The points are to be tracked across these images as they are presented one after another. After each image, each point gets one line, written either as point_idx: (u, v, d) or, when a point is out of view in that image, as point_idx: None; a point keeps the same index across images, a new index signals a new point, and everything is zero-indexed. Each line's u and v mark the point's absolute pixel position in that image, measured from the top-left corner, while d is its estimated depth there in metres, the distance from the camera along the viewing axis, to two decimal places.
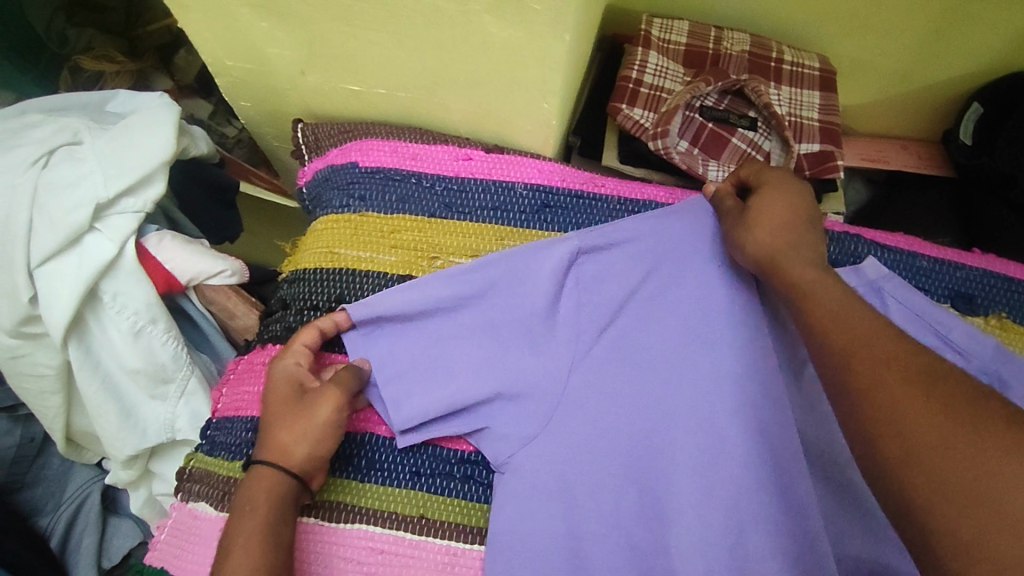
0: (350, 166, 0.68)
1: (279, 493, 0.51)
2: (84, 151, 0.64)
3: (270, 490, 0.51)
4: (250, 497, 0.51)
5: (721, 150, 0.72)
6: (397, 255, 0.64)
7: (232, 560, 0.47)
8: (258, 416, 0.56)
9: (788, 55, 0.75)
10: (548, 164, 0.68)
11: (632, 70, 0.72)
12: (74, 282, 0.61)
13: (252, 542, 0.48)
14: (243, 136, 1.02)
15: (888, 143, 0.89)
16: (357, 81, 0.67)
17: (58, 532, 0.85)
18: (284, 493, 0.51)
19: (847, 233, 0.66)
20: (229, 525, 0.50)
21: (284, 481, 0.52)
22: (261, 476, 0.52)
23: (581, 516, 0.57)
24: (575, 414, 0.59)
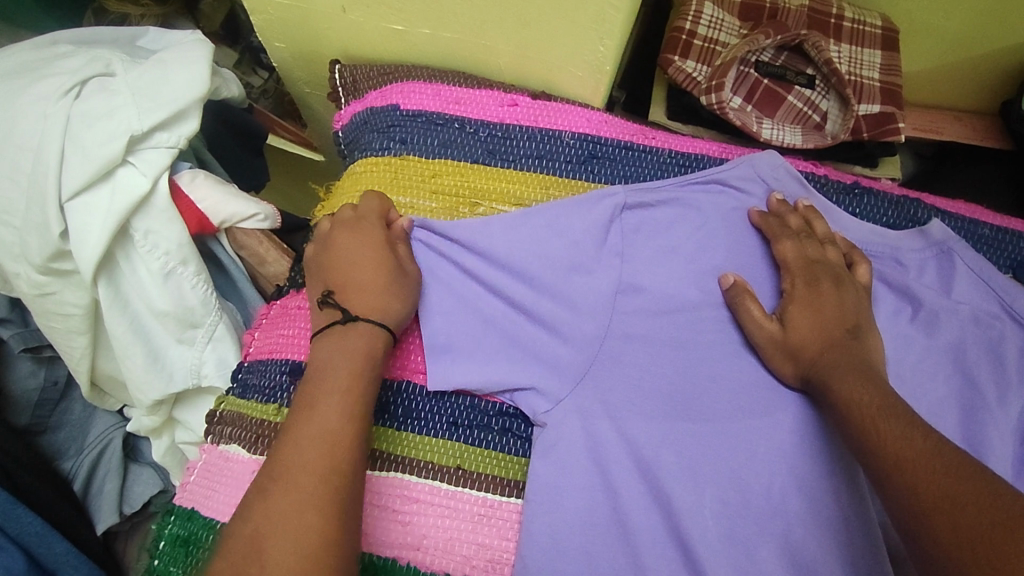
0: (391, 109, 0.66)
1: (351, 344, 0.50)
2: (118, 83, 0.62)
3: (346, 342, 0.50)
4: (336, 352, 0.49)
5: (775, 108, 0.69)
6: (437, 201, 0.62)
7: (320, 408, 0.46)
8: (362, 277, 0.54)
9: (849, 12, 0.71)
10: (596, 113, 0.66)
11: (686, 21, 0.69)
12: (106, 217, 0.59)
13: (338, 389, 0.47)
14: (269, 86, 1.01)
15: (942, 114, 0.86)
16: (401, 21, 0.65)
17: (81, 476, 0.84)
18: (367, 350, 0.50)
19: (907, 197, 0.64)
20: (310, 389, 0.47)
21: (378, 334, 0.51)
22: (360, 330, 0.51)
23: (616, 473, 0.54)
24: (620, 375, 0.56)
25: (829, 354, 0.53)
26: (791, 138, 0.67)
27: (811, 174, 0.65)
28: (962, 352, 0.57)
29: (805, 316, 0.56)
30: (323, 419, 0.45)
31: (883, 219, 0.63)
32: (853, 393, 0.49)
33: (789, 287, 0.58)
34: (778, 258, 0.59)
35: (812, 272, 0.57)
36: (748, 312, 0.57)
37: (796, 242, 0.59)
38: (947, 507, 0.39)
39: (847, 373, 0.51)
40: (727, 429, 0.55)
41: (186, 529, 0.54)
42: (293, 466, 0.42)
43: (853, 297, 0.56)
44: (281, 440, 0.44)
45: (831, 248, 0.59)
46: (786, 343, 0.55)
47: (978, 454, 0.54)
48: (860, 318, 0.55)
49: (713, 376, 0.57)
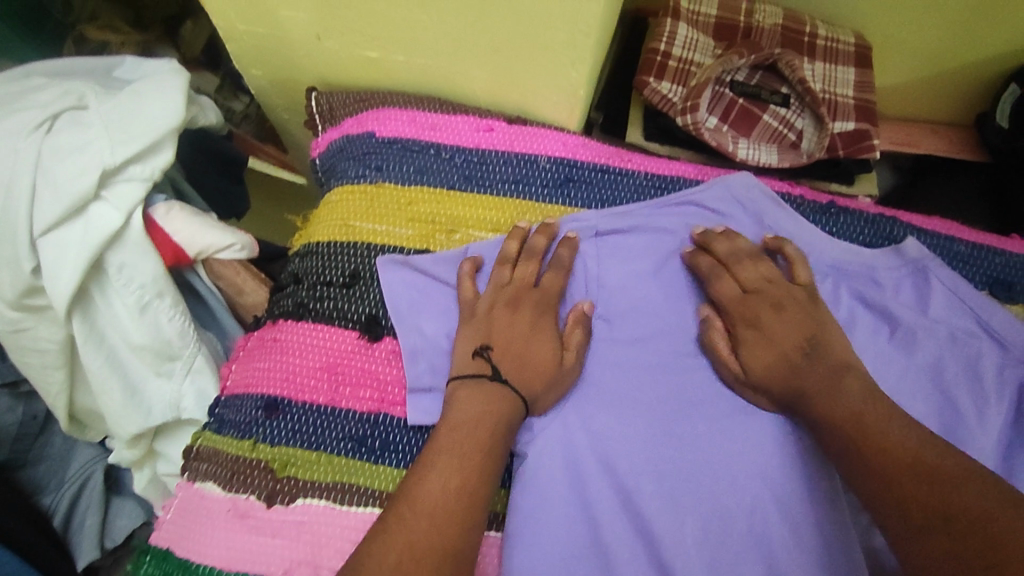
0: (367, 137, 0.65)
1: (486, 400, 0.51)
2: (90, 116, 0.62)
3: (481, 400, 0.51)
4: (472, 407, 0.51)
5: (751, 127, 0.69)
6: (413, 229, 0.62)
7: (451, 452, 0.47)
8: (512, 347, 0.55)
9: (822, 29, 0.72)
10: (572, 136, 0.66)
11: (660, 42, 0.70)
12: (78, 253, 0.59)
13: (474, 440, 0.48)
14: (250, 111, 1.00)
15: (919, 126, 0.86)
16: (375, 48, 0.64)
17: (61, 511, 0.83)
18: (500, 410, 0.51)
19: (883, 215, 0.64)
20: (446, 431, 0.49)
21: (516, 402, 0.52)
22: (496, 395, 0.51)
23: (597, 501, 0.53)
24: (599, 402, 0.56)
25: (791, 383, 0.53)
26: (767, 157, 0.67)
27: (786, 194, 0.65)
28: (940, 371, 0.57)
29: (761, 354, 0.55)
30: (455, 462, 0.47)
31: (859, 239, 0.63)
32: (834, 407, 0.50)
33: (735, 333, 0.58)
34: (714, 297, 0.59)
35: (749, 307, 0.57)
36: (717, 346, 0.57)
37: (730, 277, 0.59)
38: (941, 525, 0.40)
39: (826, 390, 0.51)
40: (708, 453, 0.55)
41: (161, 570, 0.53)
42: (418, 504, 0.44)
43: (800, 316, 0.56)
44: (414, 477, 0.46)
45: (767, 270, 0.59)
46: (752, 381, 0.55)
47: None
48: (812, 329, 0.55)
49: (694, 401, 0.57)
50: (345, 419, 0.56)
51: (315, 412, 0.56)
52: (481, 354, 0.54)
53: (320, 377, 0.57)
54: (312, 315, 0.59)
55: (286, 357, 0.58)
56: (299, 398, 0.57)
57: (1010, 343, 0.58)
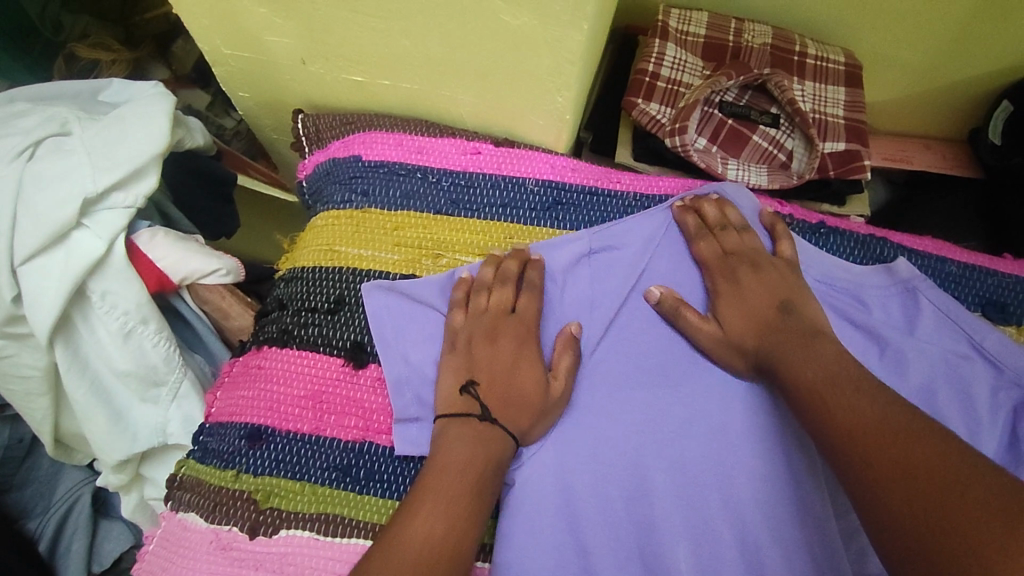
0: (352, 160, 0.65)
1: (477, 437, 0.51)
2: (73, 142, 0.61)
3: (471, 437, 0.50)
4: (464, 447, 0.50)
5: (741, 148, 0.69)
6: (399, 254, 0.62)
7: (437, 493, 0.47)
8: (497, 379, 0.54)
9: (811, 49, 0.72)
10: (560, 158, 0.65)
11: (648, 63, 0.69)
12: (59, 281, 0.58)
13: (462, 481, 0.48)
14: (241, 128, 1.00)
15: (911, 142, 0.86)
16: (360, 71, 0.64)
17: (47, 536, 0.81)
18: (489, 446, 0.50)
19: (873, 236, 0.63)
20: (435, 468, 0.49)
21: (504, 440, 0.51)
22: (488, 434, 0.51)
23: (586, 526, 0.52)
24: (586, 431, 0.55)
25: (768, 338, 0.54)
26: (757, 178, 0.67)
27: (776, 214, 0.64)
28: (934, 394, 0.56)
29: (736, 310, 0.56)
30: (442, 501, 0.46)
31: (849, 259, 0.62)
32: (802, 372, 0.49)
33: (712, 285, 0.59)
34: (697, 258, 0.60)
35: (728, 265, 0.58)
36: (687, 320, 0.57)
37: (711, 241, 0.60)
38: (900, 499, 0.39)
39: (796, 351, 0.51)
40: (699, 479, 0.54)
41: None
42: (404, 543, 0.43)
43: (775, 275, 0.57)
44: (401, 517, 0.45)
45: (749, 234, 0.60)
46: (729, 340, 0.55)
47: None
48: (789, 293, 0.56)
49: (684, 424, 0.55)
50: (329, 448, 0.55)
51: (299, 441, 0.55)
52: (467, 390, 0.54)
53: (305, 405, 0.56)
54: (297, 342, 0.59)
55: (270, 384, 0.58)
56: (283, 427, 0.56)
57: (1004, 366, 0.56)
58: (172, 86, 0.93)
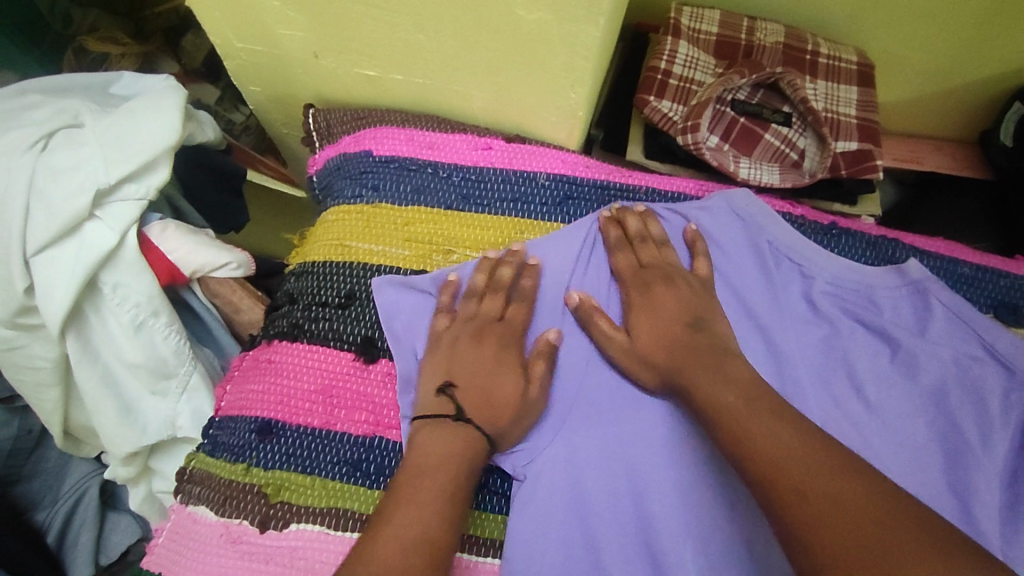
0: (363, 155, 0.65)
1: (446, 443, 0.50)
2: (86, 134, 0.61)
3: (440, 445, 0.50)
4: (438, 451, 0.50)
5: (753, 146, 0.69)
6: (410, 249, 0.62)
7: (404, 509, 0.45)
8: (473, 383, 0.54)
9: (823, 48, 0.71)
10: (572, 154, 0.65)
11: (660, 60, 0.69)
12: (72, 273, 0.58)
13: (434, 492, 0.47)
14: (251, 122, 1.00)
15: (921, 143, 0.85)
16: (373, 66, 0.64)
17: (55, 527, 0.82)
18: (457, 452, 0.50)
19: (885, 237, 0.63)
20: (404, 482, 0.48)
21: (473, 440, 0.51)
22: (454, 435, 0.51)
23: (597, 524, 0.52)
24: (594, 430, 0.55)
25: (678, 355, 0.53)
26: (769, 177, 0.66)
27: (788, 215, 0.64)
28: (944, 396, 0.56)
29: (645, 323, 0.56)
30: (412, 512, 0.45)
31: (860, 260, 0.61)
32: (717, 395, 0.49)
33: (626, 297, 0.58)
34: (614, 270, 0.60)
35: (642, 278, 0.58)
36: (598, 328, 0.57)
37: (630, 253, 0.60)
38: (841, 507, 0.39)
39: (706, 371, 0.51)
40: (710, 480, 0.53)
41: None
42: (386, 548, 0.43)
43: (687, 292, 0.57)
44: (376, 525, 0.45)
45: (667, 249, 0.60)
46: (637, 353, 0.55)
47: (963, 500, 0.52)
48: (699, 309, 0.56)
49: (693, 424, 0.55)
50: (339, 442, 0.55)
51: (309, 435, 0.55)
52: (444, 391, 0.53)
53: (315, 399, 0.57)
54: (308, 336, 0.59)
55: (280, 378, 0.58)
56: (293, 421, 0.56)
57: (1017, 368, 0.56)
58: (182, 79, 0.93)
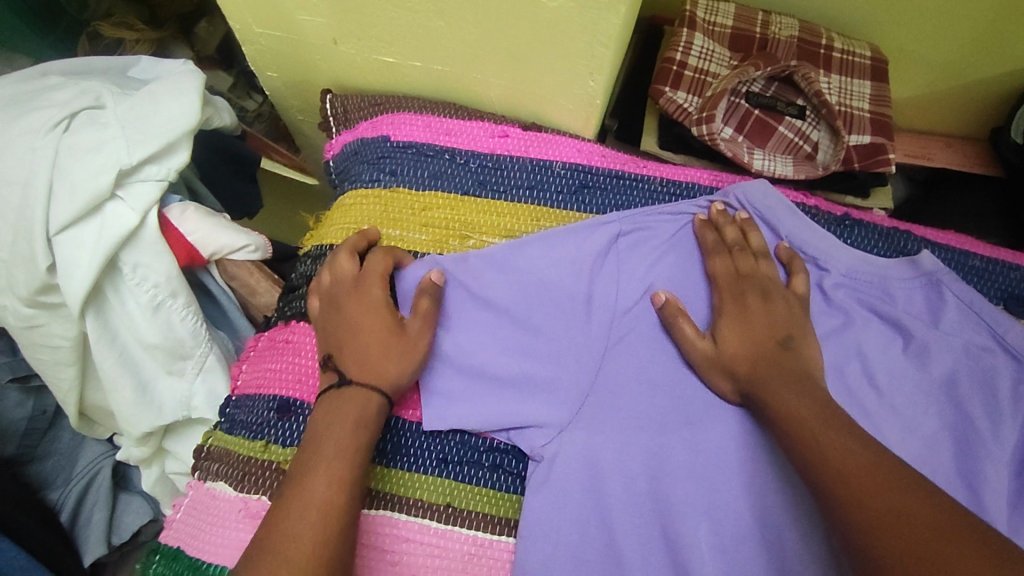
0: (381, 141, 0.66)
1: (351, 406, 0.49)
2: (107, 115, 0.62)
3: (345, 409, 0.49)
4: (339, 420, 0.48)
5: (766, 138, 0.70)
6: (427, 234, 0.62)
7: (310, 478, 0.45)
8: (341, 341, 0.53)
9: (837, 42, 0.72)
10: (587, 144, 0.66)
11: (676, 52, 0.70)
12: (94, 251, 0.59)
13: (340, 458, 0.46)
14: (263, 110, 1.02)
15: (932, 139, 0.86)
16: (391, 53, 0.65)
17: (69, 505, 0.83)
18: (370, 418, 0.49)
19: (897, 229, 0.63)
20: (306, 453, 0.47)
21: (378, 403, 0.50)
22: (350, 399, 0.49)
23: (614, 505, 0.52)
24: (610, 415, 0.55)
25: (762, 369, 0.53)
26: (782, 169, 0.67)
27: (802, 205, 0.64)
28: (955, 385, 0.57)
29: (736, 331, 0.55)
30: (319, 480, 0.44)
31: (874, 251, 0.62)
32: (792, 404, 0.49)
33: (718, 303, 0.58)
34: (710, 274, 0.59)
35: (739, 287, 0.57)
36: (681, 330, 0.56)
37: (728, 260, 0.59)
38: (892, 520, 0.38)
39: (786, 385, 0.51)
40: (721, 462, 0.54)
41: (171, 569, 0.53)
42: (291, 538, 0.42)
43: (782, 309, 0.56)
44: (280, 513, 0.43)
45: (764, 260, 0.58)
46: (722, 361, 0.55)
47: (972, 488, 0.53)
48: (792, 327, 0.55)
49: (707, 408, 0.56)
50: None
51: None
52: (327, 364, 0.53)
53: None
54: None
55: (299, 358, 0.59)
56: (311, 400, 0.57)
57: None
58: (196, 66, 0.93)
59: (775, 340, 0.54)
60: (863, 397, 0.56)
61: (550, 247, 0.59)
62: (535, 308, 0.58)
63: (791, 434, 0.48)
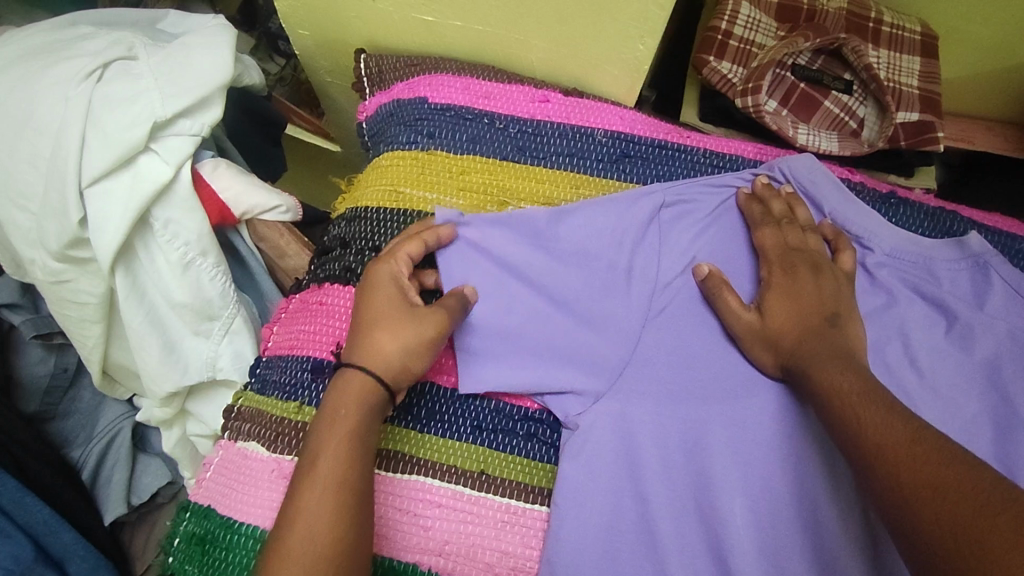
0: (419, 102, 0.64)
1: (344, 389, 0.47)
2: (141, 67, 0.61)
3: (351, 394, 0.47)
4: (342, 401, 0.47)
5: (812, 113, 0.68)
6: (464, 199, 0.61)
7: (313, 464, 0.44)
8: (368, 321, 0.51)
9: (887, 16, 0.70)
10: (629, 112, 0.64)
11: (722, 21, 0.68)
12: (126, 206, 0.58)
13: (340, 442, 0.45)
14: (285, 74, 0.99)
15: (973, 122, 0.83)
16: (432, 12, 0.63)
17: (89, 465, 0.82)
18: (369, 401, 0.47)
19: (944, 209, 0.62)
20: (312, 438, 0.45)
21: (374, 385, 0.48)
22: (352, 378, 0.48)
23: (647, 476, 0.52)
24: (646, 388, 0.55)
25: (809, 342, 0.52)
26: (827, 144, 0.65)
27: (847, 180, 0.63)
28: (998, 369, 0.56)
29: (783, 303, 0.55)
30: (325, 466, 0.43)
31: (919, 231, 0.61)
32: (833, 380, 0.48)
33: (767, 275, 0.57)
34: (757, 245, 0.58)
35: (788, 259, 0.56)
36: (726, 302, 0.56)
37: (777, 231, 0.58)
38: (933, 494, 0.38)
39: (826, 359, 0.50)
40: (758, 436, 0.53)
41: (202, 526, 0.53)
42: (304, 528, 0.41)
43: (832, 284, 0.55)
44: (291, 503, 0.42)
45: (812, 235, 0.58)
46: (765, 333, 0.54)
47: (1011, 473, 0.53)
48: (839, 304, 0.54)
49: (746, 384, 0.55)
50: None
51: None
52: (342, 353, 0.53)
53: None
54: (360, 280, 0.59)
55: (332, 320, 0.58)
56: None
57: None
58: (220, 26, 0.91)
59: (821, 312, 0.53)
60: (905, 378, 0.55)
61: (589, 221, 0.58)
62: (575, 278, 0.58)
63: (832, 410, 0.47)
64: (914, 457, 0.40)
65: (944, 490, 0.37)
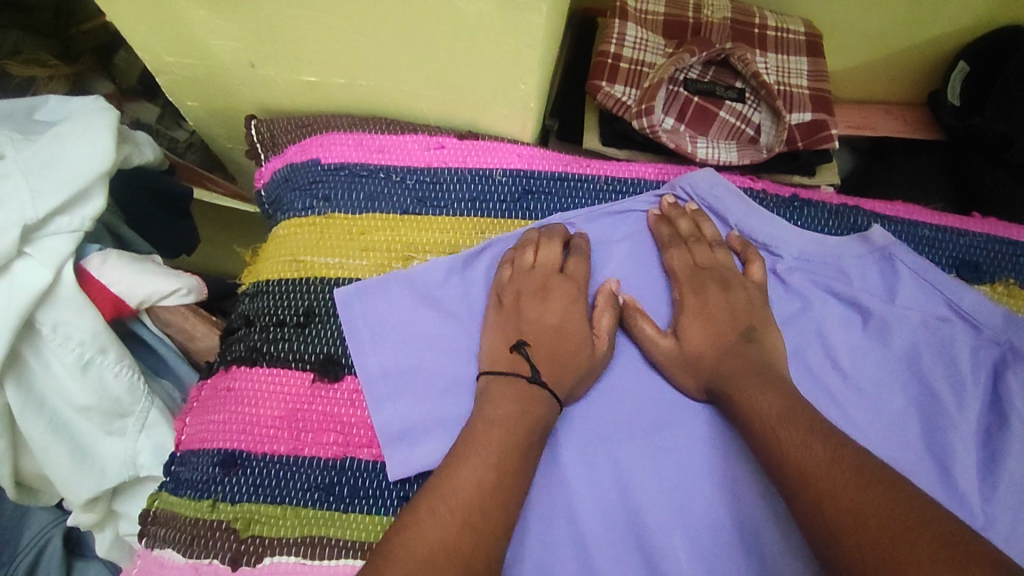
0: (311, 164, 0.62)
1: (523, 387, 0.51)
2: (6, 166, 0.57)
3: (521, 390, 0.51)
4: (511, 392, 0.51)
5: (708, 126, 0.68)
6: (368, 259, 0.59)
7: (486, 433, 0.47)
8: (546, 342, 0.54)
9: (771, 20, 0.71)
10: (527, 147, 0.63)
11: (610, 44, 0.68)
12: (5, 316, 0.54)
13: (513, 426, 0.48)
14: (194, 140, 0.92)
15: (873, 109, 0.85)
16: (313, 71, 0.61)
17: None
18: (536, 397, 0.50)
19: (846, 205, 0.62)
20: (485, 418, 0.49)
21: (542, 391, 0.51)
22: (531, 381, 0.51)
23: (585, 523, 0.50)
24: (574, 434, 0.53)
25: (726, 363, 0.52)
26: (726, 155, 0.66)
27: (749, 189, 0.63)
28: (916, 358, 0.56)
29: (697, 326, 0.54)
30: (495, 443, 0.47)
31: (825, 231, 0.61)
32: (757, 403, 0.47)
33: (678, 297, 0.57)
34: (667, 268, 0.58)
35: (697, 279, 0.56)
36: (642, 331, 0.55)
37: (684, 251, 0.58)
38: (850, 522, 0.37)
39: (746, 381, 0.49)
40: (691, 464, 0.52)
41: None
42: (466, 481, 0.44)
43: (742, 298, 0.55)
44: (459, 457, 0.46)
45: (720, 250, 0.58)
46: (687, 358, 0.53)
47: (943, 463, 0.52)
48: (752, 319, 0.54)
49: (674, 411, 0.54)
50: (309, 468, 0.52)
51: (277, 463, 0.53)
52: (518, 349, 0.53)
53: (282, 424, 0.54)
54: (266, 359, 0.56)
55: (243, 406, 0.55)
56: (258, 450, 0.53)
57: (982, 324, 0.56)
58: (117, 100, 0.87)
59: (733, 327, 0.54)
60: (831, 381, 0.55)
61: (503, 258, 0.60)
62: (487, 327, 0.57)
63: (755, 431, 0.46)
64: (830, 480, 0.39)
65: (860, 518, 0.37)
